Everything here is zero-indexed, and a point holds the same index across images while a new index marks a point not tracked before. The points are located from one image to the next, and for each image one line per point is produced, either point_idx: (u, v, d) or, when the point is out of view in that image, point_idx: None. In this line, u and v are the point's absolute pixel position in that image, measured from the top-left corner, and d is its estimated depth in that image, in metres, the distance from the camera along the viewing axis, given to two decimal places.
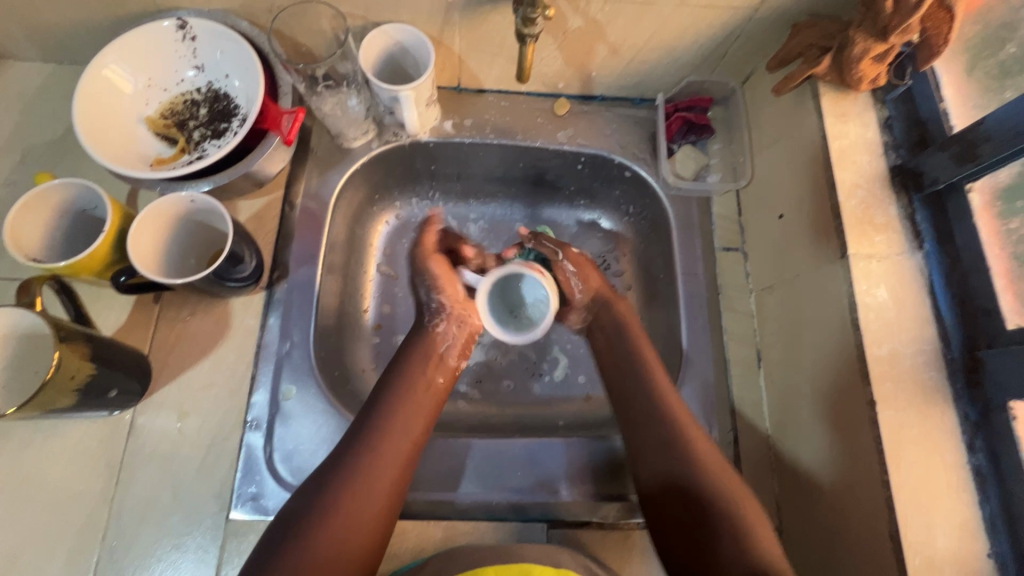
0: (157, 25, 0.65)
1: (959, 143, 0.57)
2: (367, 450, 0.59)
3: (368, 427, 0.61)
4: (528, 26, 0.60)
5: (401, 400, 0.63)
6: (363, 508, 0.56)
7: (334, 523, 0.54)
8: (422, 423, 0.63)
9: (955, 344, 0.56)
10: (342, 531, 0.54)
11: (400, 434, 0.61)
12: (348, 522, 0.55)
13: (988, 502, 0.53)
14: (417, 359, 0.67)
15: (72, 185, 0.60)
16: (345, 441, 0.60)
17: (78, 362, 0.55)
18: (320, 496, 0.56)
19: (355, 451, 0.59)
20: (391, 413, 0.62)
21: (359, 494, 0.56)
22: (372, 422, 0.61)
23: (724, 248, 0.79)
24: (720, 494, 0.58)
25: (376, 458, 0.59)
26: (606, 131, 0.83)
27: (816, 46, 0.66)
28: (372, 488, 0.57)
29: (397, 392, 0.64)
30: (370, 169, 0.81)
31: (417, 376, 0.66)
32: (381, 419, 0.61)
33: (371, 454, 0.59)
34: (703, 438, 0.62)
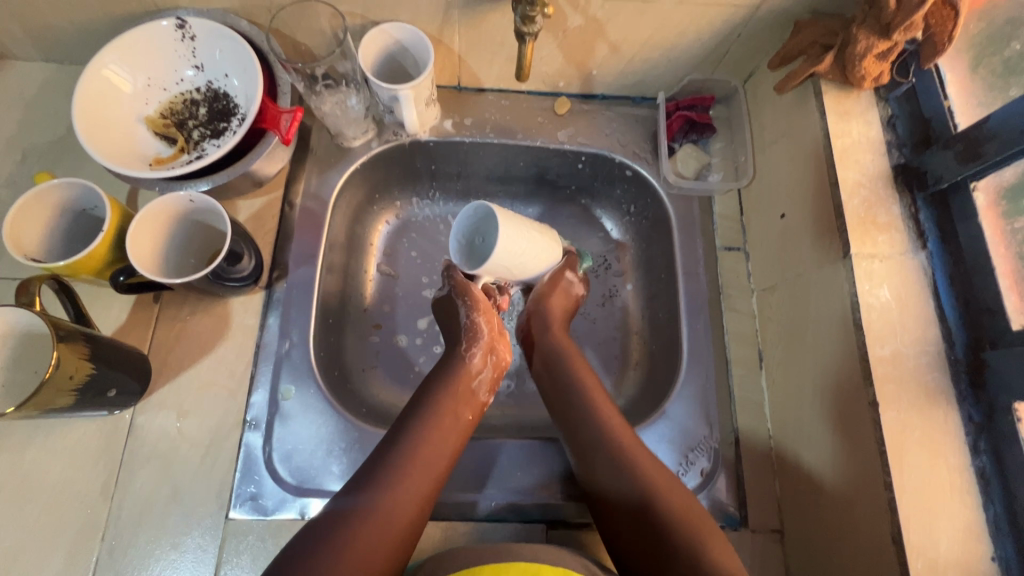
0: (155, 25, 0.65)
1: (963, 141, 0.57)
2: (399, 473, 0.59)
3: (401, 449, 0.61)
4: (528, 24, 0.59)
5: (431, 433, 0.63)
6: (390, 527, 0.56)
7: (359, 539, 0.54)
8: (451, 449, 0.63)
9: (958, 344, 0.56)
10: (367, 548, 0.54)
11: (430, 458, 0.61)
12: (373, 539, 0.55)
13: (992, 505, 0.52)
14: (449, 391, 0.67)
15: (72, 185, 0.60)
16: (375, 460, 0.60)
17: (76, 362, 0.55)
18: (348, 513, 0.56)
19: (382, 481, 0.58)
20: (421, 436, 0.62)
21: (387, 514, 0.56)
22: (404, 445, 0.61)
23: (725, 248, 0.79)
24: (670, 512, 0.59)
25: (406, 480, 0.59)
26: (606, 130, 0.83)
27: (818, 44, 0.66)
28: (401, 510, 0.57)
29: (429, 416, 0.64)
30: (370, 169, 0.80)
31: (448, 400, 0.66)
32: (412, 441, 0.62)
33: (402, 476, 0.59)
34: (639, 451, 0.64)
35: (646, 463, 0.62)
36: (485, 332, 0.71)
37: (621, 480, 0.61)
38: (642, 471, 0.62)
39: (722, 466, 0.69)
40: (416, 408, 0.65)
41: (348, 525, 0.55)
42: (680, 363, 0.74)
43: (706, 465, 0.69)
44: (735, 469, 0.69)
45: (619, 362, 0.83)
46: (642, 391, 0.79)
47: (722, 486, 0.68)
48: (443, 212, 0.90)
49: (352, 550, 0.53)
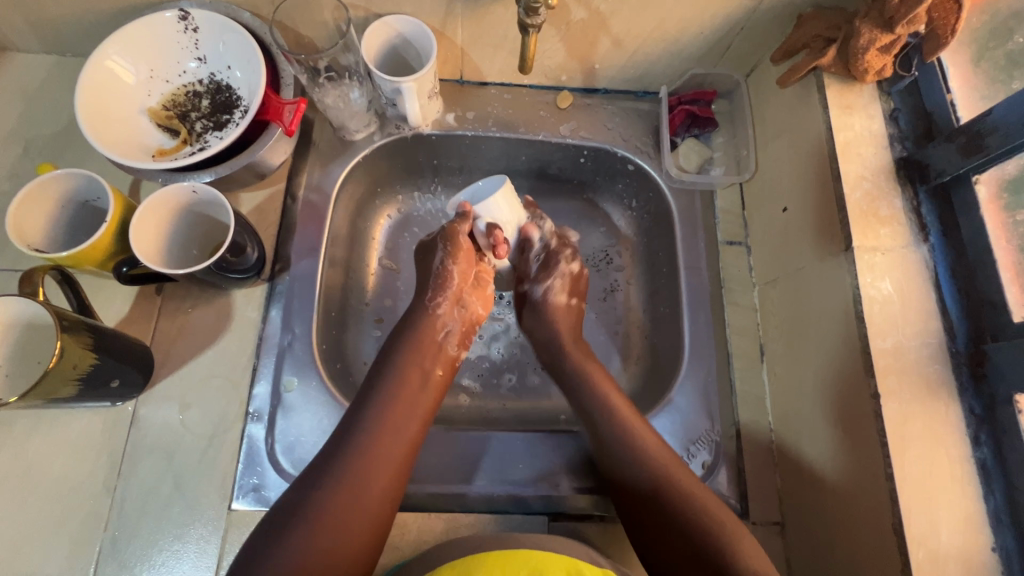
0: (158, 16, 0.65)
1: (966, 134, 0.57)
2: (373, 430, 0.60)
3: (371, 406, 0.62)
4: (531, 16, 0.59)
5: (402, 388, 0.64)
6: (371, 484, 0.57)
7: (342, 499, 0.55)
8: (423, 403, 0.64)
9: (960, 337, 0.56)
10: (350, 506, 0.55)
11: (403, 413, 0.62)
12: (355, 498, 0.56)
13: (993, 496, 0.52)
14: (419, 346, 0.68)
15: (73, 175, 0.60)
16: (348, 419, 0.61)
17: (80, 352, 0.55)
18: (331, 474, 0.56)
19: (356, 436, 0.59)
20: (392, 393, 0.63)
21: (366, 470, 0.57)
22: (375, 402, 0.62)
23: (727, 242, 0.79)
24: (692, 505, 0.59)
25: (382, 437, 0.60)
26: (608, 124, 0.83)
27: (821, 37, 0.66)
28: (380, 465, 0.58)
29: (399, 372, 0.65)
30: (372, 162, 0.80)
31: (418, 357, 0.67)
32: (383, 398, 0.62)
33: (377, 432, 0.60)
34: (658, 447, 0.64)
35: (663, 458, 0.63)
36: (455, 281, 0.72)
37: (643, 474, 0.61)
38: (660, 464, 0.62)
39: (724, 459, 0.69)
40: (384, 366, 0.66)
41: (329, 485, 0.56)
42: (681, 357, 0.74)
43: (707, 457, 0.69)
44: (737, 462, 0.69)
45: (620, 356, 0.83)
46: (643, 385, 0.79)
47: (723, 478, 0.68)
48: (444, 205, 0.90)
49: (337, 510, 0.54)
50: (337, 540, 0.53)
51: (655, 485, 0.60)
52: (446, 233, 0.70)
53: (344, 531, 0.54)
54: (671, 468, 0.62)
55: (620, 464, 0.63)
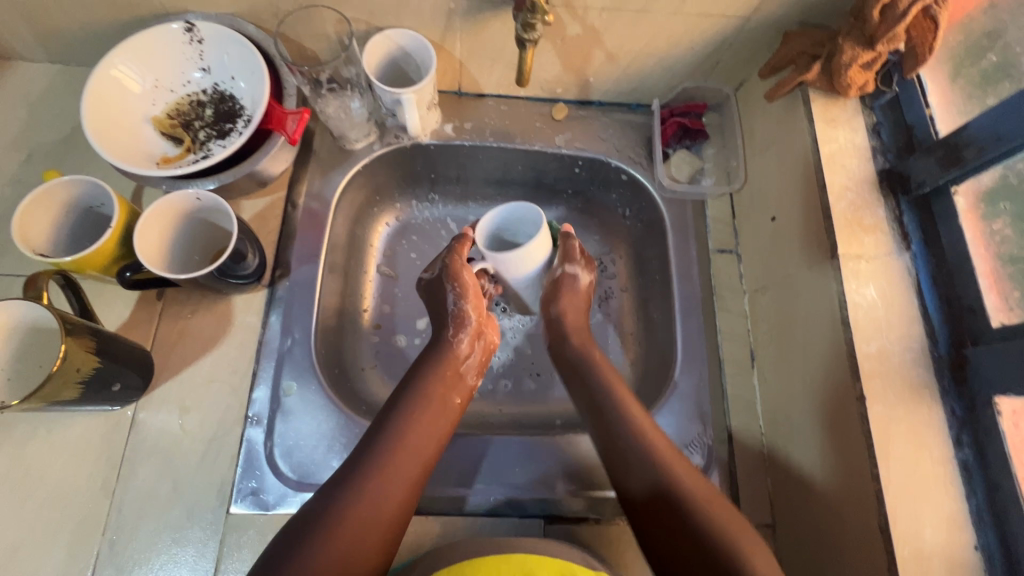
0: (165, 28, 0.67)
1: (943, 147, 0.59)
2: (393, 450, 0.61)
3: (391, 429, 0.63)
4: (528, 31, 0.61)
5: (418, 414, 0.64)
6: (385, 503, 0.58)
7: (355, 516, 0.56)
8: (441, 425, 0.65)
9: (941, 341, 0.58)
10: (360, 526, 0.55)
11: (422, 435, 0.63)
12: (367, 515, 0.56)
13: (975, 494, 0.54)
14: (437, 375, 0.69)
15: (79, 181, 0.61)
16: (367, 441, 0.62)
17: (83, 355, 0.56)
18: (343, 492, 0.57)
19: (372, 458, 0.60)
20: (414, 415, 0.64)
21: (382, 490, 0.58)
22: (394, 421, 0.63)
23: (718, 250, 0.81)
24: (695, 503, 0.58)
25: (399, 457, 0.61)
26: (602, 135, 0.85)
27: (806, 54, 0.68)
28: (396, 485, 0.59)
29: (419, 397, 0.66)
30: (371, 170, 0.82)
31: (439, 379, 0.68)
32: (404, 420, 0.63)
33: (394, 451, 0.61)
34: (680, 466, 0.61)
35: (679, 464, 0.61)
36: (472, 318, 0.73)
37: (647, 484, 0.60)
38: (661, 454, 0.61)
39: (716, 463, 0.70)
40: (407, 388, 0.67)
41: (343, 502, 0.56)
42: (674, 361, 0.76)
43: (699, 461, 0.70)
44: (728, 467, 0.70)
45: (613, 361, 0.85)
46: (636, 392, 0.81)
47: (715, 482, 0.69)
48: (442, 213, 0.92)
49: (347, 526, 0.55)
50: (346, 556, 0.54)
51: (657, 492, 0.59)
52: (451, 271, 0.73)
53: (353, 548, 0.54)
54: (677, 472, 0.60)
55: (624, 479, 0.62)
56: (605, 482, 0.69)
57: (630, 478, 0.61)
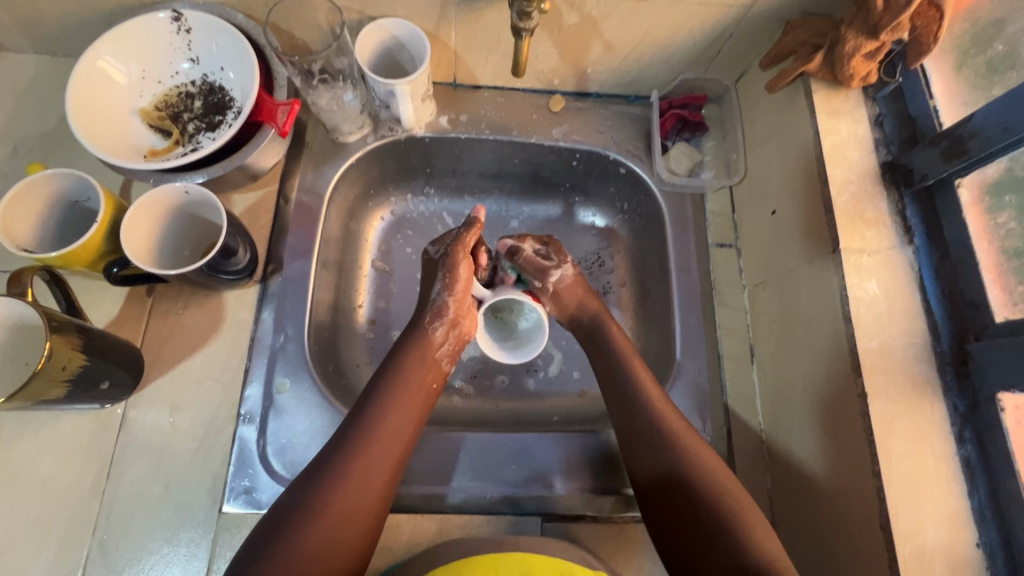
0: (152, 17, 0.65)
1: (948, 139, 0.58)
2: (367, 443, 0.59)
3: (365, 419, 0.61)
4: (524, 20, 0.60)
5: (394, 402, 0.62)
6: (359, 497, 0.56)
7: (329, 513, 0.54)
8: (415, 418, 0.63)
9: (944, 336, 0.57)
10: (337, 521, 0.54)
11: (397, 425, 0.61)
12: (342, 512, 0.55)
13: (977, 492, 0.53)
14: (412, 363, 0.66)
15: (64, 175, 0.60)
16: (339, 435, 0.60)
17: (69, 353, 0.54)
18: (314, 490, 0.55)
19: (346, 449, 0.58)
20: (388, 405, 0.62)
21: (356, 484, 0.56)
22: (367, 413, 0.61)
23: (717, 244, 0.80)
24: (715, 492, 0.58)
25: (373, 449, 0.59)
26: (600, 127, 0.84)
27: (808, 43, 0.67)
28: (370, 478, 0.57)
29: (394, 386, 0.64)
30: (365, 163, 0.81)
31: (414, 368, 0.66)
32: (379, 410, 0.61)
33: (367, 444, 0.59)
34: (701, 449, 0.61)
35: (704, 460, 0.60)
36: (451, 308, 0.70)
37: (654, 464, 0.61)
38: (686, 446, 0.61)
39: None
40: (381, 378, 0.65)
41: (315, 499, 0.55)
42: (673, 357, 0.75)
43: None
44: (727, 464, 0.70)
45: None
46: None
47: None
48: (438, 207, 0.90)
49: (320, 525, 0.53)
50: (321, 555, 0.52)
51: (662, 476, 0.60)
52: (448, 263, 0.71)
53: (328, 545, 0.53)
54: (693, 458, 0.60)
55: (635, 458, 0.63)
56: (603, 479, 0.68)
57: (644, 458, 0.62)
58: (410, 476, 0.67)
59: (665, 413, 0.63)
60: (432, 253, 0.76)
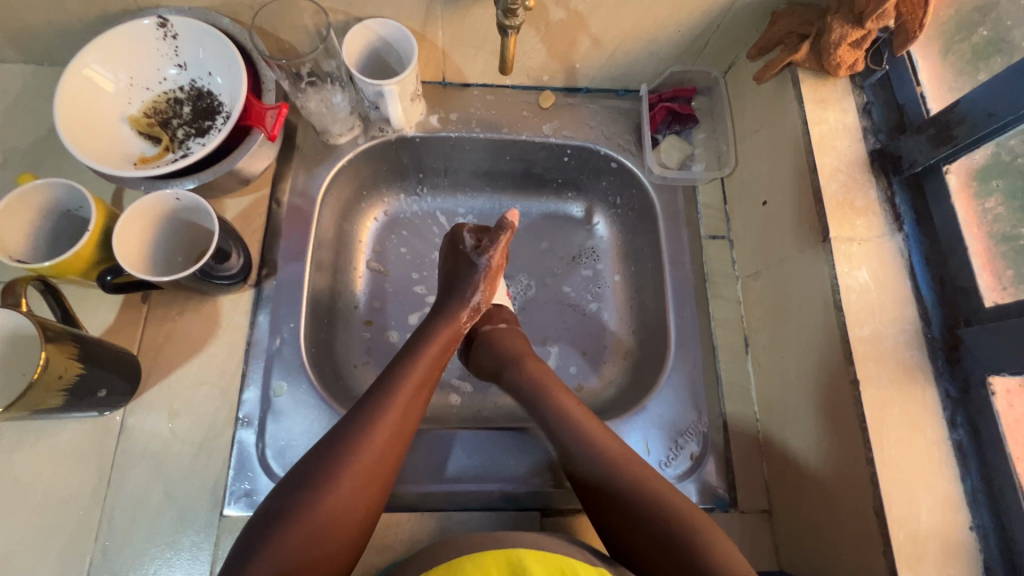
0: (137, 23, 0.65)
1: (935, 125, 0.59)
2: (389, 409, 0.60)
3: (387, 389, 0.62)
4: (510, 17, 0.59)
5: (413, 374, 0.64)
6: (389, 451, 0.58)
7: (363, 461, 0.56)
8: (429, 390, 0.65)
9: (935, 323, 0.58)
10: (352, 487, 0.55)
11: (418, 395, 0.63)
12: (363, 475, 0.56)
13: (970, 476, 0.54)
14: (428, 339, 0.68)
15: (55, 185, 0.60)
16: (369, 393, 0.62)
17: (65, 362, 0.55)
18: (349, 439, 0.57)
19: (367, 416, 0.59)
20: (413, 372, 0.64)
21: (388, 439, 0.59)
22: (401, 368, 0.64)
23: (710, 236, 0.80)
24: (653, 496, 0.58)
25: (398, 414, 0.60)
26: (590, 122, 0.84)
27: (795, 33, 0.67)
28: (398, 435, 0.60)
29: (414, 358, 0.66)
30: (357, 165, 0.81)
31: (435, 343, 0.68)
32: (400, 381, 0.63)
33: (401, 395, 0.62)
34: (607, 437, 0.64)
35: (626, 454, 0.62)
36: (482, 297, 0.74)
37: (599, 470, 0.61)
38: (610, 453, 0.62)
39: (711, 450, 0.70)
40: (406, 350, 0.67)
41: (355, 440, 0.57)
42: (668, 350, 0.75)
43: (695, 448, 0.70)
44: (724, 454, 0.70)
45: (609, 352, 0.84)
46: (630, 381, 0.80)
47: (711, 469, 0.69)
48: (432, 207, 0.90)
49: (363, 459, 0.56)
50: (341, 517, 0.54)
51: (624, 484, 0.59)
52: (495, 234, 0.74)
53: (362, 490, 0.55)
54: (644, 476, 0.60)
55: (579, 461, 0.62)
56: None
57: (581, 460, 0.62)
58: (406, 475, 0.67)
59: (586, 424, 0.64)
60: (463, 242, 0.77)
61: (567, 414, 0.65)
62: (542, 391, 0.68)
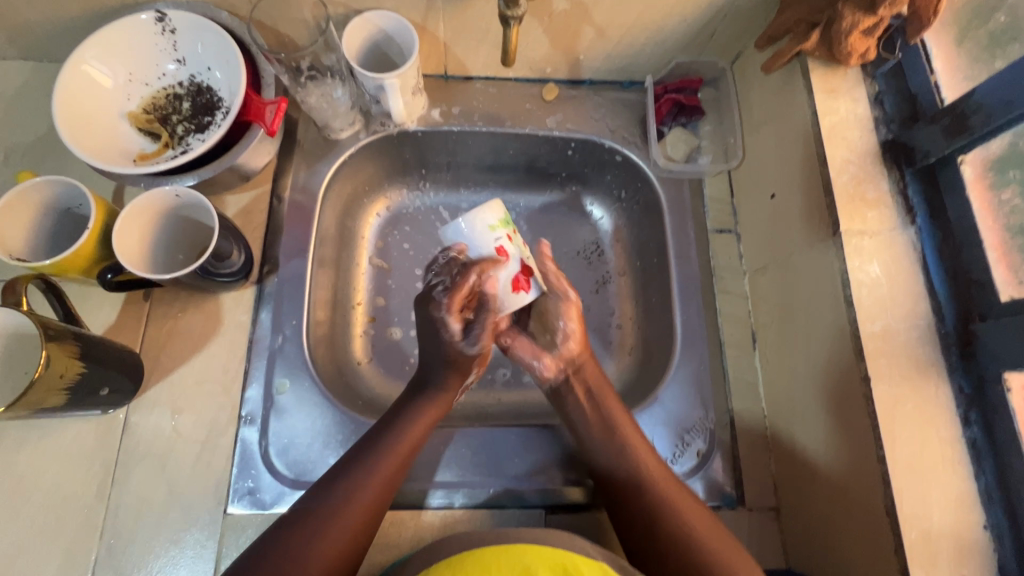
0: (134, 18, 0.64)
1: (950, 115, 0.57)
2: (375, 466, 0.60)
3: (379, 445, 0.61)
4: (511, 8, 0.58)
5: (404, 430, 0.63)
6: (369, 508, 0.57)
7: (339, 519, 0.56)
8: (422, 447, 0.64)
9: (948, 318, 0.56)
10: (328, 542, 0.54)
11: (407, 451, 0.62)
12: (340, 531, 0.55)
13: (984, 474, 0.53)
14: (427, 394, 0.67)
15: (55, 182, 0.60)
16: (360, 447, 0.61)
17: (66, 361, 0.54)
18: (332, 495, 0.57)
19: (354, 474, 0.59)
20: (404, 428, 0.63)
21: (369, 500, 0.58)
22: (394, 424, 0.64)
23: (717, 230, 0.79)
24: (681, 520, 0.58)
25: (383, 470, 0.60)
26: (595, 115, 0.82)
27: (804, 22, 0.66)
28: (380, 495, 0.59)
29: (407, 413, 0.65)
30: (359, 160, 0.80)
31: (433, 400, 0.67)
32: (390, 438, 0.62)
33: (390, 451, 0.61)
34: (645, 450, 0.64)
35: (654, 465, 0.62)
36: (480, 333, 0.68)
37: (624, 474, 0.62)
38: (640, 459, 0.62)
39: (719, 447, 0.69)
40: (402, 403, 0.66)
41: (352, 478, 0.58)
42: (674, 346, 0.74)
43: (702, 445, 0.69)
44: (732, 451, 0.69)
45: (614, 348, 0.83)
46: (635, 378, 0.79)
47: (718, 466, 0.68)
48: (435, 202, 0.90)
49: (340, 520, 0.56)
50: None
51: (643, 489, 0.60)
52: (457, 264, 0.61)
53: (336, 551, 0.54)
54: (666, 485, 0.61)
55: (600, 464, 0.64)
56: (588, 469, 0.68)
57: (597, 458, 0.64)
58: (410, 473, 0.67)
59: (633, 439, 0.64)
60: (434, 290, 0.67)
61: (615, 429, 0.65)
62: (590, 386, 0.68)
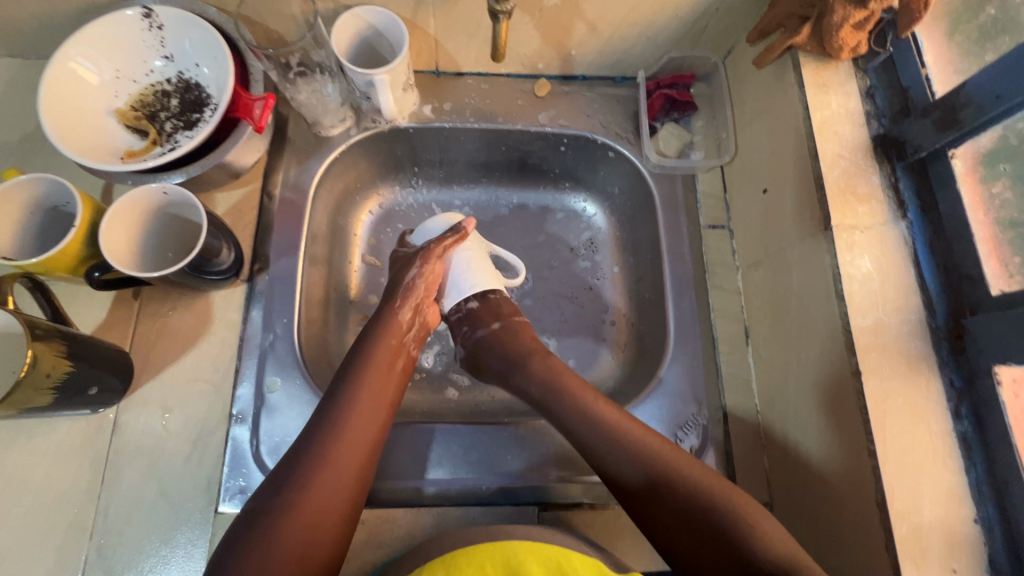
0: (120, 14, 0.64)
1: (941, 108, 0.57)
2: (339, 427, 0.58)
3: (335, 406, 0.60)
4: (501, 2, 0.58)
5: (362, 386, 0.61)
6: (347, 471, 0.56)
7: (317, 486, 0.54)
8: (388, 398, 0.62)
9: (940, 312, 0.56)
10: (312, 511, 0.53)
11: (373, 405, 0.61)
12: (321, 500, 0.54)
13: (974, 468, 0.53)
14: (378, 348, 0.65)
15: (40, 180, 0.59)
16: (319, 410, 0.60)
17: (53, 360, 0.54)
18: (301, 465, 0.55)
19: (317, 438, 0.57)
20: (362, 386, 0.61)
21: (345, 461, 0.56)
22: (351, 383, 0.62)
23: (709, 226, 0.79)
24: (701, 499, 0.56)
25: (349, 430, 0.58)
26: (587, 111, 0.82)
27: (795, 16, 0.65)
28: (356, 453, 0.57)
29: (362, 369, 0.63)
30: (350, 157, 0.80)
31: (383, 350, 0.65)
32: (349, 397, 0.60)
33: (353, 411, 0.59)
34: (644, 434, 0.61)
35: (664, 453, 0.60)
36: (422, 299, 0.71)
37: (643, 475, 0.58)
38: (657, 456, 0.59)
39: (712, 443, 0.69)
40: (352, 362, 0.64)
41: (315, 441, 0.57)
42: (667, 342, 0.74)
43: (695, 441, 0.69)
44: (724, 446, 0.69)
45: (608, 344, 0.83)
46: (629, 374, 0.79)
47: (711, 462, 0.68)
48: (427, 199, 0.89)
49: (315, 486, 0.54)
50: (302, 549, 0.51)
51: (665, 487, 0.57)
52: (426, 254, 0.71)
53: (321, 515, 0.53)
54: (682, 475, 0.58)
55: (616, 467, 0.59)
56: (577, 465, 0.68)
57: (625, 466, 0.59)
58: (402, 471, 0.67)
59: (625, 424, 0.61)
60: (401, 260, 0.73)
61: (605, 422, 0.61)
62: (561, 388, 0.65)
